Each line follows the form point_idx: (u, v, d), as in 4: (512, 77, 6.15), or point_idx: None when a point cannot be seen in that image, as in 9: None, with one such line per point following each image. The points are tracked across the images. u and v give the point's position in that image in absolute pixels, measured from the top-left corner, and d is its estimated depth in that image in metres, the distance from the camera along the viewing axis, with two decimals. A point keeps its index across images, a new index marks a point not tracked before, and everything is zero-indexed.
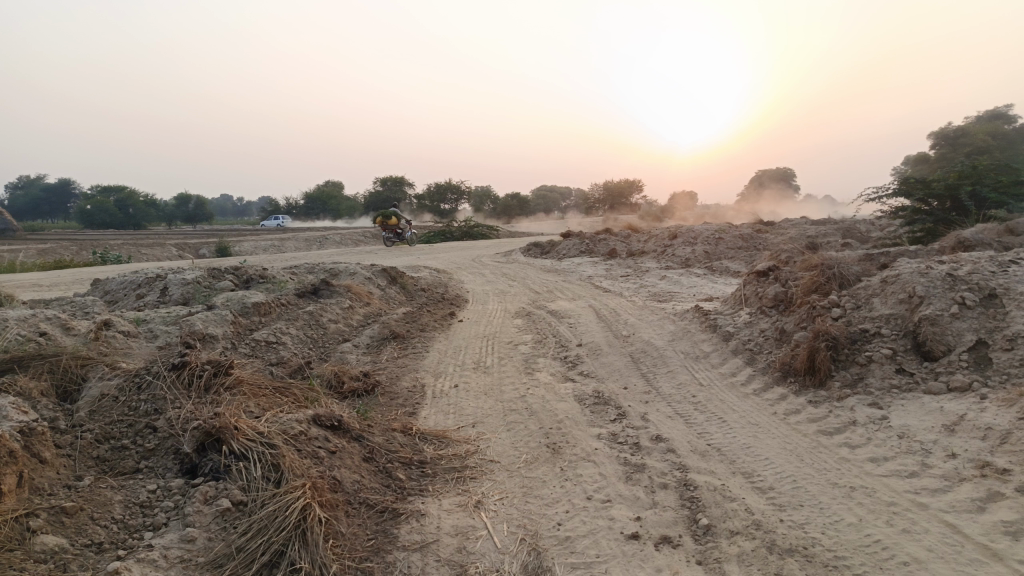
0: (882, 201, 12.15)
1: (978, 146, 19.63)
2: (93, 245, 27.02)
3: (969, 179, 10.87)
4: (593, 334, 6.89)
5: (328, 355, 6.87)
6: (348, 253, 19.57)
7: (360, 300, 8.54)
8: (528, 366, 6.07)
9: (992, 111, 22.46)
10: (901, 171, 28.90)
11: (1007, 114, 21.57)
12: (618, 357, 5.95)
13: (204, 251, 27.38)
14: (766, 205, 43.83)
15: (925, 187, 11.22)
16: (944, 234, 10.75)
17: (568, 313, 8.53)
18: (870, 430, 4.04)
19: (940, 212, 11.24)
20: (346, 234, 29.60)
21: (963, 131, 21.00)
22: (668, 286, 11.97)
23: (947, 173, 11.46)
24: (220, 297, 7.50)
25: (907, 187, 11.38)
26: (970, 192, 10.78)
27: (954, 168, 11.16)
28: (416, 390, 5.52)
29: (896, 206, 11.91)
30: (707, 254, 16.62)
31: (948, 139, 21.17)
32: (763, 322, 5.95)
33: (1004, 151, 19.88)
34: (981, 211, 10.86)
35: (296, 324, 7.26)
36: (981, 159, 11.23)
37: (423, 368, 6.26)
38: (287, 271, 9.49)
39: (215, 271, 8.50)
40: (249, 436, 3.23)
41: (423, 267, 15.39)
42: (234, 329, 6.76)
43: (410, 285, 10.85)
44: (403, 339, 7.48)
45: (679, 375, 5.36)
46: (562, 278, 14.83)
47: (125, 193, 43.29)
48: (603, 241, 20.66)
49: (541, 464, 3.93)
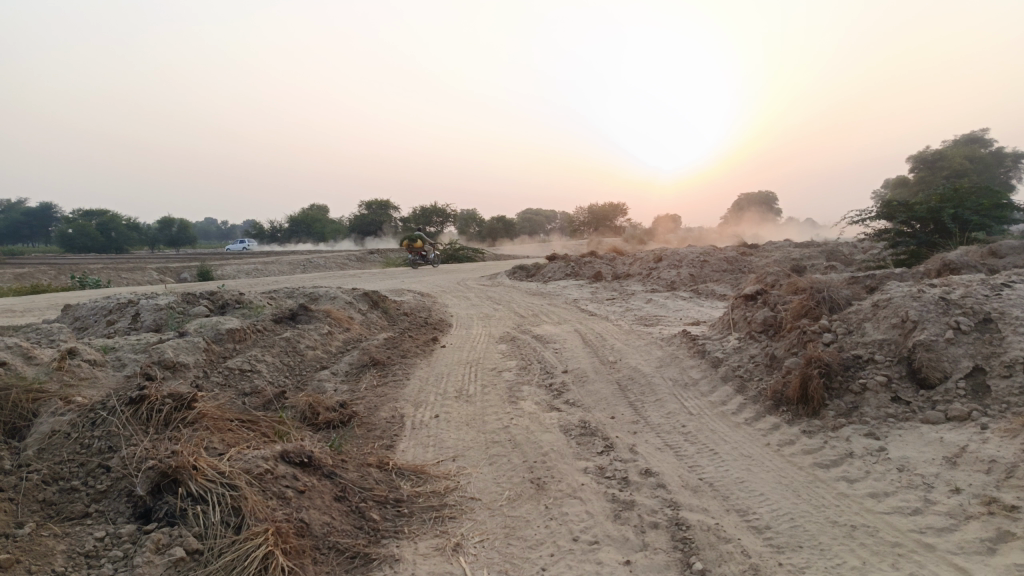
0: (865, 224, 12.11)
1: (957, 169, 19.81)
2: (72, 269, 26.59)
3: (951, 202, 10.85)
4: (578, 360, 6.70)
5: (305, 383, 6.62)
6: (331, 277, 19.32)
7: (339, 326, 8.31)
8: (511, 394, 5.86)
9: (969, 135, 22.72)
10: (882, 194, 29.13)
11: (984, 138, 21.81)
12: (605, 385, 5.76)
13: (186, 275, 27.03)
14: (750, 228, 44.06)
15: (908, 209, 11.19)
16: (927, 257, 10.70)
17: (553, 338, 8.34)
18: (868, 463, 3.86)
19: (923, 235, 11.20)
20: (329, 258, 29.34)
21: (941, 154, 21.18)
22: (655, 310, 11.82)
23: (929, 196, 11.44)
24: (193, 324, 7.25)
25: (890, 210, 11.35)
26: (953, 214, 10.76)
27: (936, 191, 11.15)
28: (394, 420, 5.29)
29: (879, 228, 11.88)
30: (693, 277, 16.53)
31: (927, 163, 21.34)
32: (752, 348, 5.79)
33: (982, 174, 20.07)
34: (964, 233, 10.83)
35: (271, 351, 7.01)
36: (962, 183, 11.22)
37: (403, 397, 6.03)
38: (265, 296, 9.26)
39: (190, 296, 8.24)
40: (208, 476, 3.00)
41: (406, 291, 15.18)
42: (207, 357, 6.50)
43: (392, 309, 10.64)
44: (383, 366, 7.25)
45: (667, 403, 5.18)
46: (548, 301, 14.66)
47: (107, 217, 42.86)
48: (588, 264, 20.54)
49: (525, 501, 3.72)
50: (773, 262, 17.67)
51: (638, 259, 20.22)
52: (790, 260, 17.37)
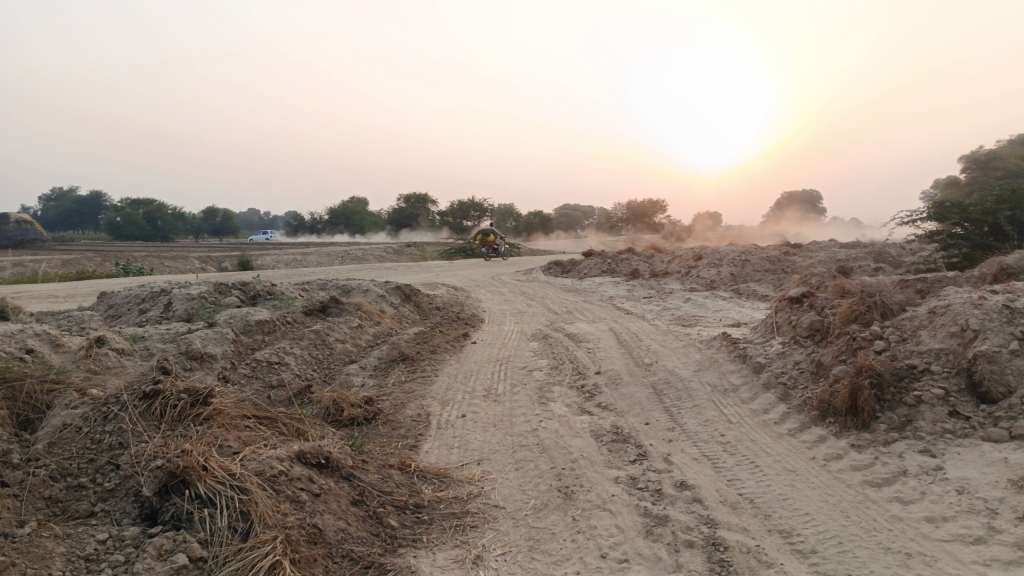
0: (915, 225, 11.59)
1: (1012, 170, 18.98)
2: (118, 256, 27.15)
3: (1008, 204, 10.29)
4: (612, 361, 6.47)
5: (332, 377, 6.51)
6: (367, 270, 19.34)
7: (370, 319, 8.20)
8: (541, 395, 5.66)
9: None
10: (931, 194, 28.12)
11: None
12: (639, 388, 5.52)
13: (227, 264, 27.40)
14: (792, 227, 43.09)
15: (962, 211, 10.66)
16: (981, 261, 10.18)
17: (586, 336, 8.11)
18: (923, 483, 3.57)
19: (977, 237, 10.66)
20: (367, 249, 29.48)
21: (995, 154, 20.29)
22: (693, 310, 11.49)
23: (984, 197, 10.88)
24: (223, 314, 7.19)
25: (942, 211, 10.83)
26: (1010, 216, 10.23)
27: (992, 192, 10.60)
28: (420, 419, 5.13)
29: (930, 230, 11.36)
30: (733, 277, 16.10)
31: (980, 163, 20.48)
32: (797, 354, 5.50)
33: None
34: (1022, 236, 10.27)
35: (300, 344, 6.92)
36: (1020, 184, 10.64)
37: (430, 395, 5.87)
38: (298, 288, 9.20)
39: (222, 286, 8.21)
40: (218, 478, 2.87)
41: (441, 285, 15.08)
42: (235, 349, 6.43)
43: (425, 303, 10.51)
44: (412, 361, 7.11)
45: (705, 410, 4.93)
46: (583, 298, 14.42)
47: (153, 206, 43.76)
48: (625, 261, 20.21)
49: (551, 512, 3.52)
50: (817, 262, 17.13)
51: (677, 256, 19.83)
52: (834, 261, 16.82)
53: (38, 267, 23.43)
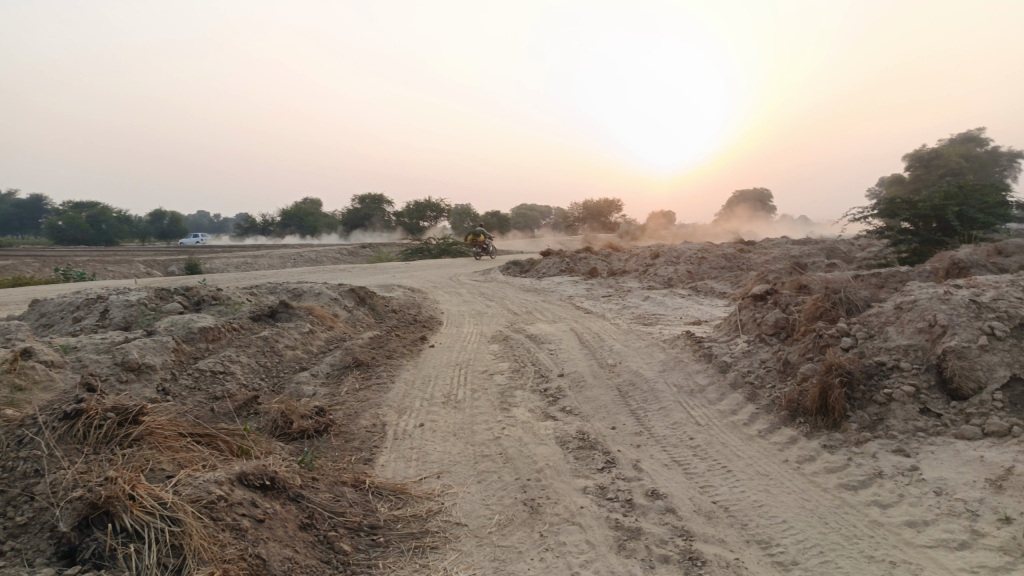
0: (867, 221, 11.70)
1: (953, 168, 19.48)
2: (57, 262, 26.01)
3: (955, 200, 10.44)
4: (575, 362, 6.28)
5: (282, 387, 6.18)
6: (320, 272, 18.84)
7: (322, 324, 7.86)
8: (503, 400, 5.44)
9: (964, 134, 22.35)
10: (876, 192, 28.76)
11: (979, 138, 21.42)
12: (604, 391, 5.34)
13: (175, 268, 26.52)
14: (744, 224, 43.74)
15: (911, 207, 10.78)
16: (930, 256, 10.30)
17: (547, 338, 7.91)
18: (900, 485, 3.45)
19: (925, 233, 10.80)
20: (321, 252, 28.88)
21: (935, 152, 20.77)
22: (653, 308, 11.42)
23: (931, 193, 11.02)
24: (164, 322, 6.78)
25: (891, 208, 10.95)
26: (957, 213, 10.38)
27: (939, 189, 10.74)
28: (375, 429, 4.86)
29: (881, 226, 11.48)
30: (690, 275, 16.13)
31: (922, 160, 20.95)
32: (763, 352, 5.38)
33: (979, 172, 19.74)
34: (969, 231, 10.42)
35: (247, 352, 6.56)
36: (965, 180, 10.80)
37: (387, 403, 5.59)
38: (246, 292, 8.79)
39: (164, 291, 7.78)
40: (146, 507, 2.57)
41: (396, 287, 14.75)
42: (176, 359, 6.05)
43: (380, 306, 10.20)
44: (367, 367, 6.81)
45: (673, 413, 4.77)
46: (542, 298, 14.25)
47: (98, 209, 42.34)
48: (583, 260, 20.12)
49: (517, 528, 3.30)
50: (772, 259, 17.27)
51: (634, 255, 19.82)
52: (788, 258, 17.00)
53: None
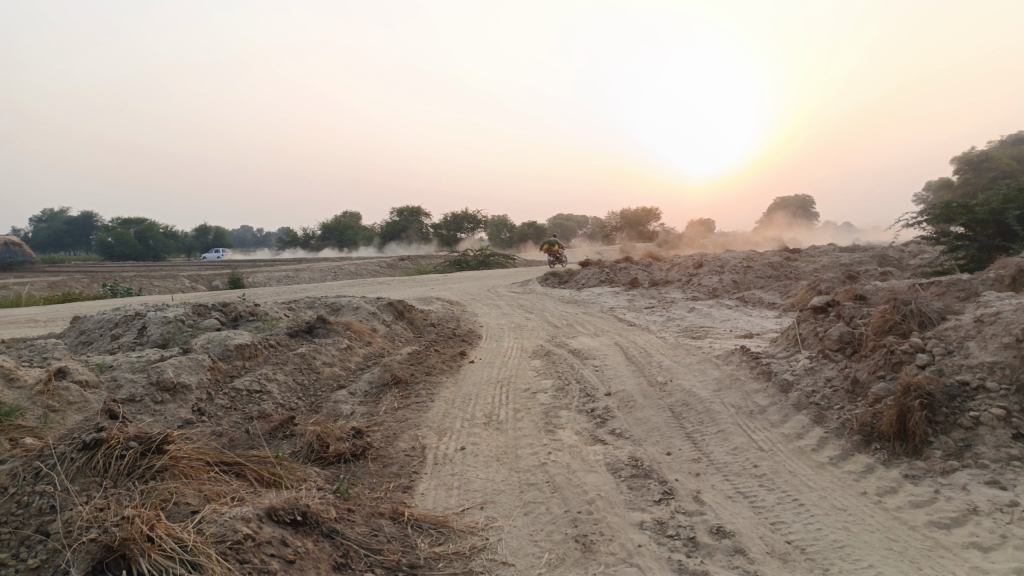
0: (923, 226, 11.12)
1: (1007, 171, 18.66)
2: (105, 277, 26.52)
3: (1015, 203, 9.80)
4: (623, 380, 5.96)
5: (319, 406, 5.98)
6: (358, 285, 18.80)
7: (359, 339, 7.66)
8: (548, 422, 5.14)
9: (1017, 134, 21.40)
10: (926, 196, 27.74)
11: None
12: (656, 412, 5.02)
13: (219, 283, 26.82)
14: (787, 232, 42.75)
15: (967, 211, 10.17)
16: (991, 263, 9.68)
17: (591, 352, 7.59)
18: (1000, 524, 3.07)
19: (983, 238, 10.16)
20: (360, 264, 28.99)
21: (988, 153, 19.89)
22: (700, 320, 11.01)
23: (990, 196, 10.40)
24: (200, 339, 6.65)
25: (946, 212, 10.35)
26: (1018, 216, 9.72)
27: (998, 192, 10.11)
28: (415, 453, 4.61)
29: (939, 232, 10.90)
30: (735, 284, 15.64)
31: (973, 163, 20.09)
32: (828, 370, 5.00)
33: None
34: None
35: (284, 370, 6.38)
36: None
37: (426, 424, 5.34)
38: (283, 307, 8.67)
39: (202, 307, 7.68)
40: (166, 551, 2.34)
41: (435, 300, 14.58)
42: (212, 378, 5.90)
43: (419, 320, 10.00)
44: (405, 384, 6.58)
45: (733, 437, 4.42)
46: (583, 310, 13.93)
47: (146, 225, 43.41)
48: (623, 271, 19.72)
49: (569, 569, 3.01)
50: (820, 268, 16.65)
51: (676, 264, 19.36)
52: (838, 266, 16.37)
53: (22, 290, 22.79)
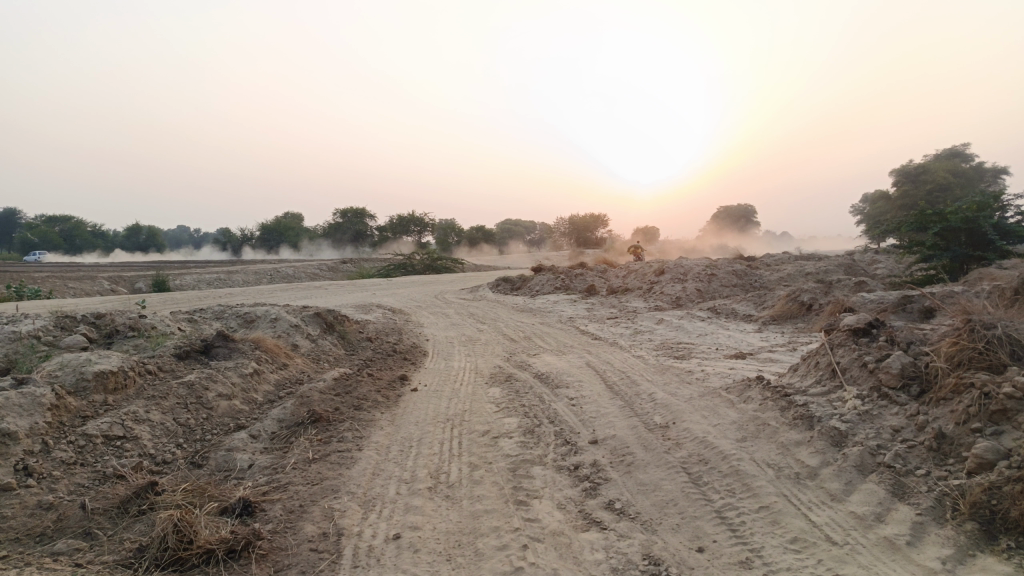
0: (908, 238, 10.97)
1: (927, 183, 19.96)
2: (12, 278, 23.93)
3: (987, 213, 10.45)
4: (611, 422, 4.58)
5: (204, 459, 4.44)
6: (291, 291, 17.07)
7: (272, 361, 6.09)
8: (518, 489, 3.72)
9: (958, 155, 21.67)
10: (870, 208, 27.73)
11: (974, 159, 20.67)
12: (667, 476, 3.65)
13: (142, 286, 24.67)
14: (734, 241, 42.47)
15: (943, 219, 10.86)
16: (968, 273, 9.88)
17: (562, 377, 6.20)
18: None
19: (958, 247, 10.87)
20: (299, 267, 27.11)
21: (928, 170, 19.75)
22: (673, 335, 9.78)
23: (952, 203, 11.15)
24: (50, 364, 4.97)
25: (923, 220, 11.03)
26: (989, 226, 10.40)
27: (972, 199, 10.68)
28: (327, 544, 3.14)
29: (913, 238, 11.48)
30: (700, 293, 14.59)
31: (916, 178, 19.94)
32: (893, 419, 3.72)
33: (963, 190, 18.48)
34: (997, 243, 10.62)
35: (162, 406, 4.79)
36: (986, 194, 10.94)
37: (349, 489, 3.85)
38: (182, 320, 7.02)
39: (67, 318, 5.98)
40: None
41: (376, 308, 13.04)
42: (54, 420, 4.26)
43: (352, 334, 8.48)
44: (327, 424, 5.06)
45: (788, 525, 3.08)
46: (539, 320, 12.59)
47: (73, 224, 40.69)
48: (579, 277, 18.49)
49: None
50: (786, 276, 15.81)
51: (634, 271, 18.31)
52: (805, 276, 15.54)
53: None
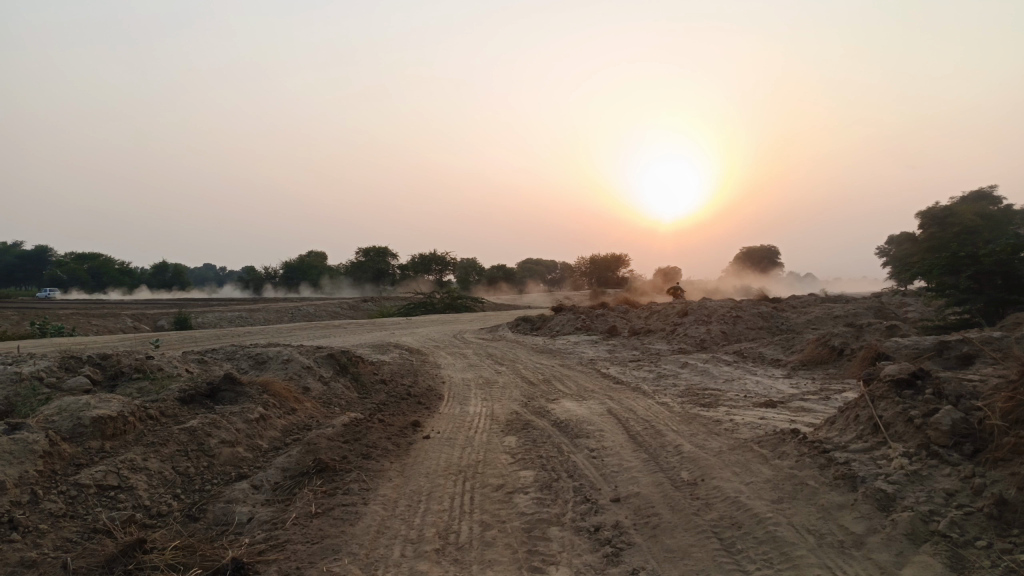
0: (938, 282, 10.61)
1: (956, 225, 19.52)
2: (37, 315, 24.10)
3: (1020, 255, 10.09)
4: (634, 477, 4.28)
5: (202, 512, 4.19)
6: (310, 330, 16.93)
7: (280, 405, 5.86)
8: (533, 553, 3.41)
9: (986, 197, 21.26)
10: (895, 250, 27.24)
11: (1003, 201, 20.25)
12: (697, 542, 3.33)
13: (164, 323, 24.75)
14: (757, 282, 41.95)
15: (974, 261, 10.51)
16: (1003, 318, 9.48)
17: (581, 425, 5.90)
18: None
19: (992, 291, 10.48)
20: (319, 305, 27.08)
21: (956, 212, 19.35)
22: (697, 380, 9.44)
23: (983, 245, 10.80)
24: (48, 407, 4.77)
25: (954, 261, 10.68)
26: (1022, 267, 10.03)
27: (1005, 241, 10.34)
28: None
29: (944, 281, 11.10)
30: (724, 335, 14.22)
31: None
32: (945, 481, 3.38)
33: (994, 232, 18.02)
34: None
35: (161, 453, 4.56)
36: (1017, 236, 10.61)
37: (350, 550, 3.57)
38: (191, 360, 6.84)
39: (72, 359, 5.81)
40: None
41: (393, 348, 12.82)
42: (45, 468, 4.03)
43: (366, 376, 8.25)
44: (333, 474, 4.80)
45: None
46: (559, 362, 12.29)
47: (101, 261, 41.26)
48: (600, 318, 18.18)
49: None
50: (812, 319, 15.40)
51: (655, 312, 17.98)
52: (832, 319, 15.13)
53: None
